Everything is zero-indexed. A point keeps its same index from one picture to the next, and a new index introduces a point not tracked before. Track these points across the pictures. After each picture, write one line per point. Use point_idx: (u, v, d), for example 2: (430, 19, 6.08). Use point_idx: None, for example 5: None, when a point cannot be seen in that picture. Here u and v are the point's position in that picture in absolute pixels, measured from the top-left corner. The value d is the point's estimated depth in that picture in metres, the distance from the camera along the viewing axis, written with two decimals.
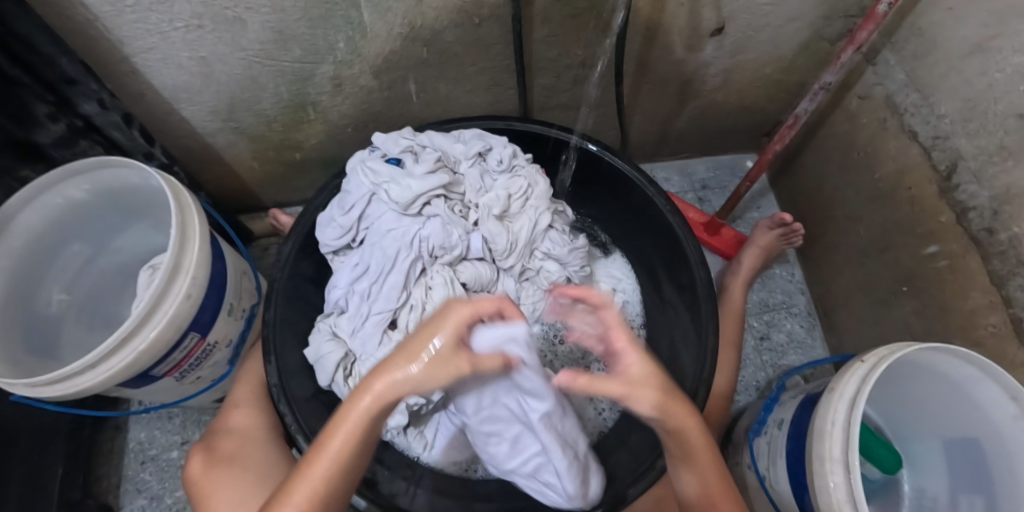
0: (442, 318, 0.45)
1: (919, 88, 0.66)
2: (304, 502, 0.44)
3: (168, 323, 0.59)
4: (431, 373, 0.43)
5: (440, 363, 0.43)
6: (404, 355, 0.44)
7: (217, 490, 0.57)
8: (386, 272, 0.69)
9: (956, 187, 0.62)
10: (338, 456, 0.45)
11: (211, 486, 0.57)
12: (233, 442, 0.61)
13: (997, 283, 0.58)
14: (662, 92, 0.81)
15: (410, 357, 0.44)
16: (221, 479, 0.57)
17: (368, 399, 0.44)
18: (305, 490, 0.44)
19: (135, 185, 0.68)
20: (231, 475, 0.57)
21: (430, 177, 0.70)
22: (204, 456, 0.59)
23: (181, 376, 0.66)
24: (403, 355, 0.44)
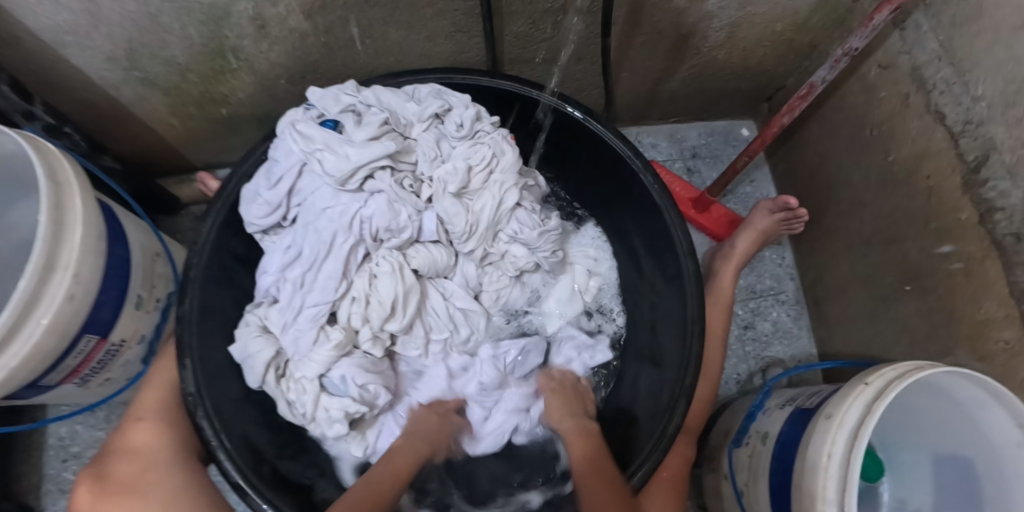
0: (430, 414, 0.61)
1: (955, 61, 0.56)
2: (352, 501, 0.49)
3: (47, 332, 0.47)
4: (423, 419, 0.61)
5: (427, 415, 0.61)
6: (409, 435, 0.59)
7: None
8: (321, 259, 0.59)
9: (986, 182, 0.54)
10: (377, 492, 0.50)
11: None
12: (130, 467, 0.51)
13: (1018, 296, 0.52)
14: (653, 47, 0.69)
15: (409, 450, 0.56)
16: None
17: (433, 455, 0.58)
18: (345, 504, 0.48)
19: (12, 154, 0.55)
20: (123, 509, 0.48)
21: (372, 146, 0.59)
22: (94, 485, 0.50)
23: (82, 381, 0.56)
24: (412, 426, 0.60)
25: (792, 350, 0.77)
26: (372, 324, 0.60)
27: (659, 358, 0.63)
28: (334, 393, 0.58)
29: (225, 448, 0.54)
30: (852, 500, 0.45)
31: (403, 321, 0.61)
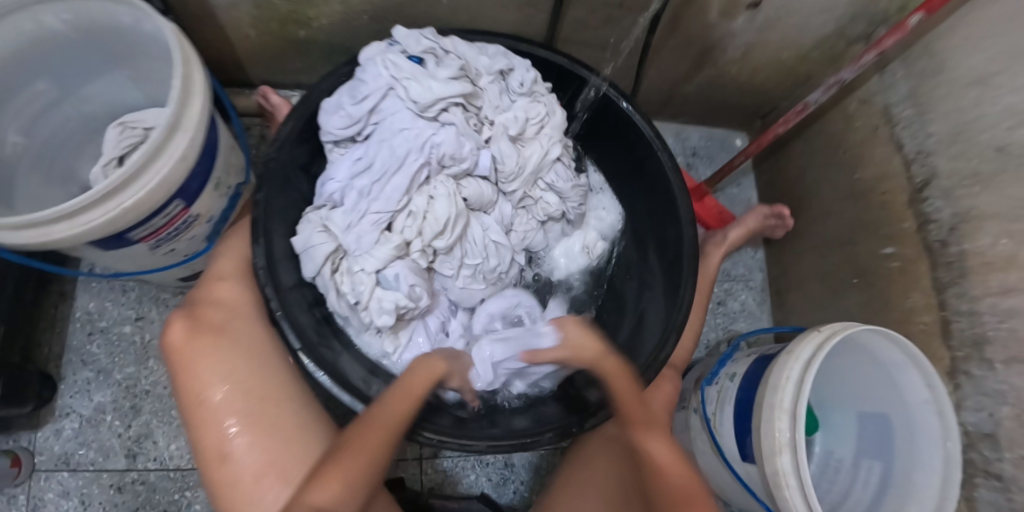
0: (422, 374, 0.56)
1: (917, 103, 0.72)
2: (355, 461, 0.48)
3: (159, 184, 0.53)
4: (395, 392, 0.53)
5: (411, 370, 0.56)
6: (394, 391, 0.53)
7: (202, 363, 0.53)
8: (391, 172, 0.67)
9: (926, 200, 0.70)
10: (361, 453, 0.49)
11: (193, 355, 0.53)
12: (221, 315, 0.56)
13: (938, 288, 0.68)
14: (682, 52, 0.82)
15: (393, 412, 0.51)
16: (211, 352, 0.53)
17: (409, 403, 0.52)
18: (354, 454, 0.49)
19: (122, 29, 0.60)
20: (223, 345, 0.54)
21: (453, 84, 0.67)
22: (186, 323, 0.54)
23: (155, 245, 0.61)
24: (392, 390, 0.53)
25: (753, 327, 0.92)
26: (424, 237, 0.68)
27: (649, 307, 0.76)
28: (386, 287, 0.66)
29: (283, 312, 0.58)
30: (801, 408, 0.58)
31: (450, 240, 0.69)
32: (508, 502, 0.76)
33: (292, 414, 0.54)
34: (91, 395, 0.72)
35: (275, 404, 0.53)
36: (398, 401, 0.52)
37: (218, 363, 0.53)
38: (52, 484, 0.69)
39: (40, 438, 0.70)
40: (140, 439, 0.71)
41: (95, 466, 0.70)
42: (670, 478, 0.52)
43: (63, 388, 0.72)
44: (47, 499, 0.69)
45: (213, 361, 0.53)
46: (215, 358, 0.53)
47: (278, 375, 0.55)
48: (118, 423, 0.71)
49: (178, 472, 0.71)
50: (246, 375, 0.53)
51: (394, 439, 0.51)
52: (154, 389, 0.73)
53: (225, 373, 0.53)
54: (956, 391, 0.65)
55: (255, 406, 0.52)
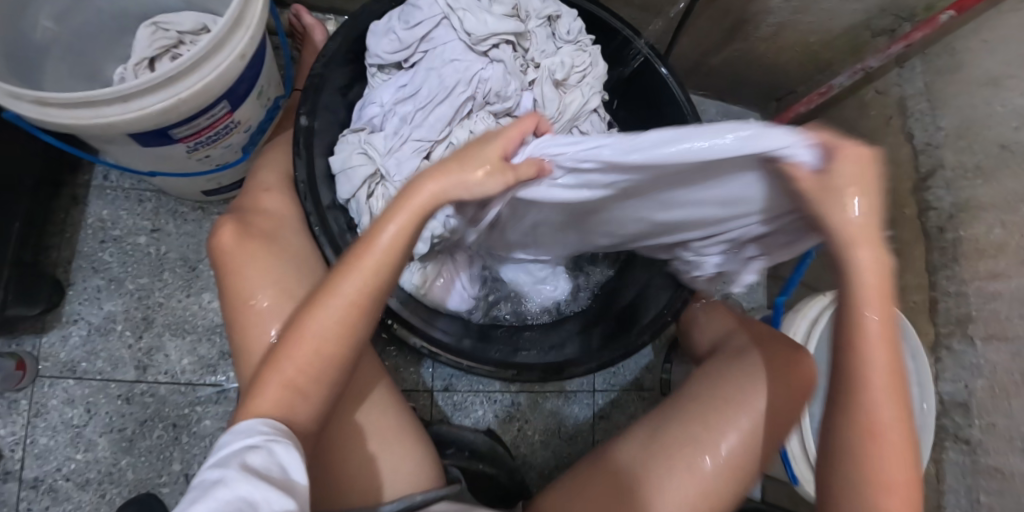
0: (408, 208, 0.43)
1: (931, 98, 0.76)
2: (322, 331, 0.44)
3: (216, 80, 0.51)
4: (401, 222, 0.43)
5: (403, 211, 0.43)
6: (388, 219, 0.44)
7: (248, 268, 0.51)
8: (437, 101, 0.66)
9: (929, 189, 0.75)
10: (340, 311, 0.44)
11: (242, 259, 0.51)
12: (270, 223, 0.55)
13: (930, 269, 0.74)
14: (716, 24, 0.85)
15: (377, 260, 0.44)
16: (257, 256, 0.52)
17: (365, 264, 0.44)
18: (319, 323, 0.44)
19: None
20: (268, 252, 0.52)
21: (507, 21, 0.68)
22: (237, 227, 0.53)
23: (192, 148, 0.58)
24: (388, 216, 0.44)
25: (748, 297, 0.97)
26: None
27: None
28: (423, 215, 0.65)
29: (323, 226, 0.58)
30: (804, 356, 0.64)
31: None
32: (512, 440, 0.79)
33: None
34: (101, 303, 0.70)
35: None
36: (363, 256, 0.44)
37: (268, 268, 0.52)
38: (57, 391, 0.68)
39: (44, 343, 0.69)
40: (150, 352, 0.70)
41: (103, 376, 0.69)
42: (867, 355, 0.45)
43: (72, 294, 0.70)
44: (51, 405, 0.68)
45: (260, 266, 0.52)
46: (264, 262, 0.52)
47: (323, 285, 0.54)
48: (129, 334, 0.70)
49: (189, 387, 0.70)
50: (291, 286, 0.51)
51: (361, 304, 0.44)
52: (168, 301, 0.71)
53: (272, 280, 0.51)
54: (935, 364, 0.72)
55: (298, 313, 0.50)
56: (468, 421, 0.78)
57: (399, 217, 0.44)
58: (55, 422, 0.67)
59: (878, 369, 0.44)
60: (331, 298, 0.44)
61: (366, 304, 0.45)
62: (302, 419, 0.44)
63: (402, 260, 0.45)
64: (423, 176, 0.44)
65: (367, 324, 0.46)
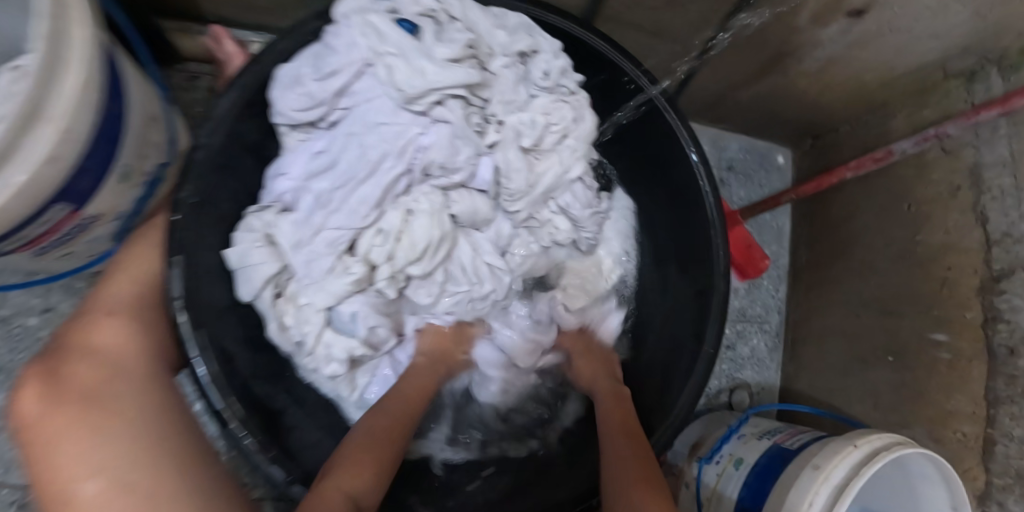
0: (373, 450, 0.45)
1: (1018, 174, 0.57)
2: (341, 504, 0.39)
3: (16, 198, 0.37)
4: (358, 458, 0.44)
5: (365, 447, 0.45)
6: (351, 461, 0.44)
7: (58, 452, 0.38)
8: (357, 180, 0.52)
9: (1001, 293, 0.58)
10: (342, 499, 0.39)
11: (49, 440, 0.39)
12: (95, 378, 0.42)
13: (990, 399, 0.58)
14: (750, 53, 0.67)
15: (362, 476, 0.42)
16: (70, 433, 0.39)
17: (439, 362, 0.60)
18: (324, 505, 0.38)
19: None
20: (92, 423, 0.39)
21: (453, 69, 0.52)
22: (44, 388, 0.41)
23: (38, 253, 0.46)
24: (350, 460, 0.44)
25: (759, 376, 0.83)
26: (394, 262, 0.54)
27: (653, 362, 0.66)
28: (339, 329, 0.56)
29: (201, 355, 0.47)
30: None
31: (428, 267, 0.56)
32: None
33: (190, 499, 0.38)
34: None
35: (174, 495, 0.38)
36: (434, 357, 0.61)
37: (92, 449, 0.38)
38: None
39: None
40: None
41: None
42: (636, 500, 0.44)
43: None
44: None
45: (82, 447, 0.38)
46: (84, 441, 0.39)
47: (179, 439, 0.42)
48: None
49: None
50: (129, 465, 0.38)
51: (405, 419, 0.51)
52: None
53: (99, 461, 0.38)
54: None
55: (141, 502, 0.37)
56: None
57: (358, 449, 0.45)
58: None
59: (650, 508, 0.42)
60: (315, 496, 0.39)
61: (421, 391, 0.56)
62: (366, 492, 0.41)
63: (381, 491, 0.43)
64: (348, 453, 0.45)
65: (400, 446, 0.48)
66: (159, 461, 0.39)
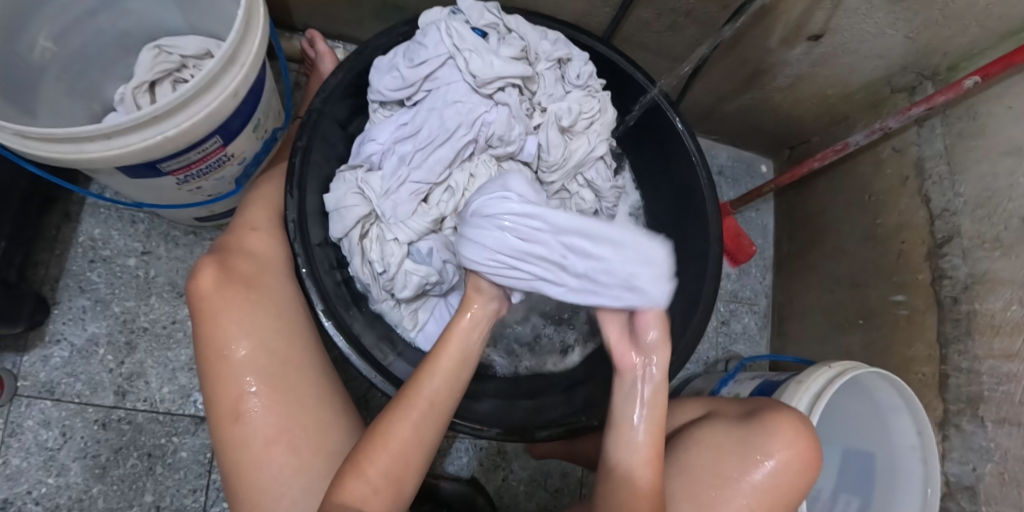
0: (407, 408, 0.47)
1: (951, 162, 0.73)
2: (408, 432, 0.46)
3: (204, 119, 0.52)
4: (418, 425, 0.47)
5: (412, 412, 0.47)
6: (397, 413, 0.47)
7: (224, 318, 0.51)
8: (437, 143, 0.66)
9: (944, 255, 0.72)
10: (422, 412, 0.47)
11: (219, 308, 0.51)
12: (252, 267, 0.55)
13: (942, 342, 0.70)
14: (734, 70, 0.84)
15: (436, 406, 0.48)
16: (237, 304, 0.52)
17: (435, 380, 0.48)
18: (407, 424, 0.47)
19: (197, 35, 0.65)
20: (249, 302, 0.52)
21: (514, 64, 0.66)
22: (219, 270, 0.52)
23: (182, 181, 0.59)
24: (396, 413, 0.47)
25: (751, 350, 0.96)
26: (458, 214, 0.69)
27: (653, 316, 0.79)
28: (415, 261, 0.66)
29: (309, 270, 0.57)
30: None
31: None
32: (496, 489, 0.78)
33: (305, 373, 0.53)
34: (85, 324, 0.69)
35: (296, 371, 0.52)
36: (411, 405, 0.47)
37: (251, 320, 0.51)
38: (32, 412, 0.66)
39: (25, 362, 0.67)
40: (131, 377, 0.69)
41: (81, 399, 0.67)
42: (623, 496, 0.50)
43: (56, 314, 0.68)
44: (26, 425, 0.66)
45: (243, 316, 0.51)
46: (246, 315, 0.52)
47: (303, 335, 0.54)
48: (111, 358, 0.69)
49: (167, 417, 0.69)
50: (272, 339, 0.52)
51: (410, 455, 0.46)
52: (152, 326, 0.71)
53: (250, 329, 0.51)
54: (942, 441, 0.69)
55: (273, 366, 0.51)
56: (452, 468, 0.77)
57: (411, 417, 0.47)
58: (29, 444, 0.65)
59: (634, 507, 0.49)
60: (399, 416, 0.47)
61: (434, 419, 0.48)
62: (420, 444, 0.47)
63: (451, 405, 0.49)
64: (382, 417, 0.47)
65: (422, 456, 0.47)
66: (291, 346, 0.53)
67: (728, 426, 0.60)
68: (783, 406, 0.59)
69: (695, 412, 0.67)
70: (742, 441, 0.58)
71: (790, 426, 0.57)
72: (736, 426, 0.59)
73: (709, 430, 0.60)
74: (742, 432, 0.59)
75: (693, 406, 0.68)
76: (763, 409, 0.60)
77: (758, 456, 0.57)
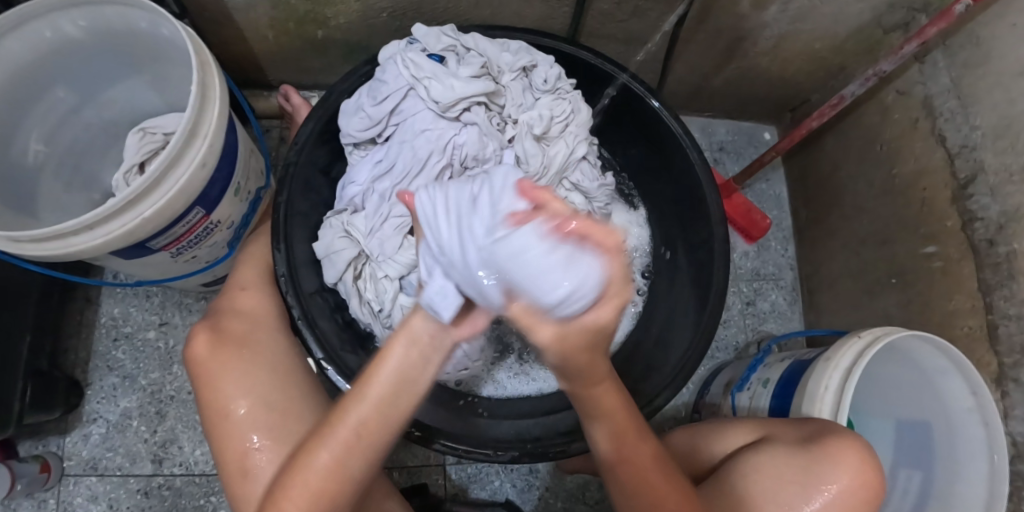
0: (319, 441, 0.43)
1: (961, 95, 0.67)
2: (326, 465, 0.43)
3: (178, 193, 0.54)
4: (340, 457, 0.43)
5: (322, 441, 0.43)
6: (316, 444, 0.43)
7: (223, 379, 0.52)
8: (414, 174, 0.66)
9: (971, 196, 0.66)
10: (343, 444, 0.43)
11: (218, 370, 0.53)
12: (246, 328, 0.56)
13: (985, 290, 0.64)
14: (711, 44, 0.80)
15: (368, 429, 0.43)
16: (233, 366, 0.53)
17: (366, 412, 0.43)
18: (327, 455, 0.43)
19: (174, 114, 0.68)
20: (245, 360, 0.53)
21: (474, 82, 0.66)
22: (211, 335, 0.54)
23: (176, 254, 0.62)
24: (314, 444, 0.43)
25: (783, 327, 0.91)
26: None
27: (671, 310, 0.76)
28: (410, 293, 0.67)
29: (305, 321, 0.58)
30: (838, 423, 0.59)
31: None
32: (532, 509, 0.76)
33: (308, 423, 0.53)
34: (117, 401, 0.72)
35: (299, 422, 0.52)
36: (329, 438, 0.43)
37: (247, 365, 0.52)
38: (80, 488, 0.70)
39: (68, 443, 0.71)
40: (165, 444, 0.72)
41: (122, 472, 0.70)
42: (648, 475, 0.51)
43: (90, 394, 0.72)
44: (76, 503, 0.69)
45: (241, 376, 0.53)
46: (246, 369, 0.53)
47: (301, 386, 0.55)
48: (144, 429, 0.72)
49: (203, 478, 0.71)
50: (273, 394, 0.53)
51: (327, 492, 0.43)
52: (178, 394, 0.73)
53: (249, 386, 0.52)
54: (1003, 399, 0.62)
55: (274, 420, 0.52)
56: (484, 494, 0.76)
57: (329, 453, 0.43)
58: None
59: (659, 488, 0.51)
60: (322, 446, 0.43)
61: (356, 453, 0.43)
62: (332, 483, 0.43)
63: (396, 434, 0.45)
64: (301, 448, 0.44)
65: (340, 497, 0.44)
66: (291, 394, 0.54)
67: (785, 453, 0.55)
68: (848, 432, 0.54)
69: (743, 434, 0.61)
70: (803, 472, 0.53)
71: (857, 458, 0.52)
72: (795, 456, 0.54)
73: (765, 459, 0.55)
74: (803, 465, 0.54)
75: (741, 427, 0.62)
76: (823, 434, 0.54)
77: (820, 486, 0.53)
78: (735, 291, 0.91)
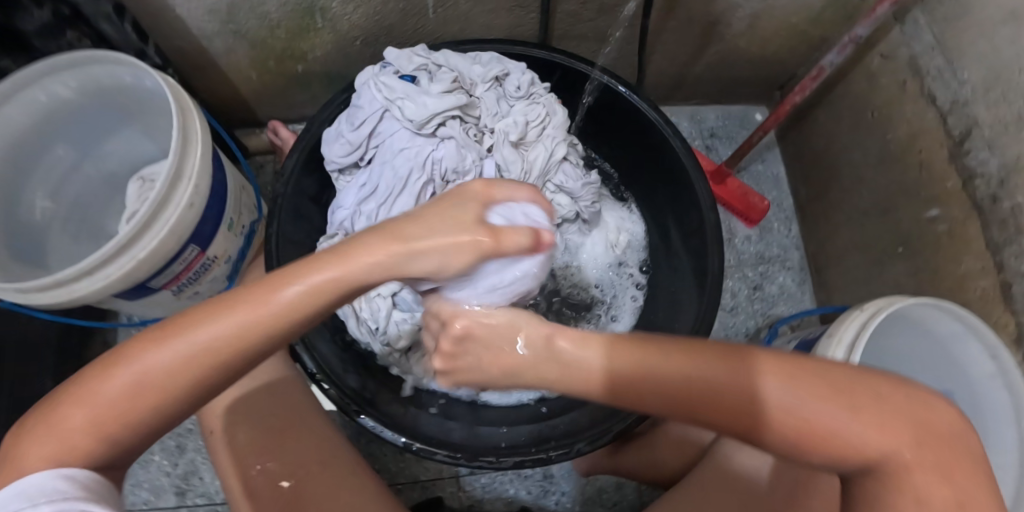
0: (112, 367, 0.36)
1: (945, 51, 0.65)
2: (112, 395, 0.35)
3: (170, 233, 0.57)
4: (128, 394, 0.35)
5: (118, 363, 0.36)
6: (104, 368, 0.36)
7: None
8: (397, 193, 0.67)
9: (968, 153, 0.63)
10: (138, 381, 0.35)
11: None
12: None
13: (993, 248, 0.61)
14: (685, 31, 0.79)
15: (175, 362, 0.35)
16: None
17: (176, 341, 0.35)
18: (116, 384, 0.35)
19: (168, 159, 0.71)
20: None
21: (446, 97, 0.67)
22: None
23: (178, 291, 0.64)
24: (102, 368, 0.36)
25: (795, 309, 0.88)
26: None
27: (669, 302, 0.75)
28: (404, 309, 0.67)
29: (303, 343, 0.60)
30: None
31: None
32: None
33: None
34: None
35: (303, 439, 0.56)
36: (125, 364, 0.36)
37: None
38: None
39: None
40: (187, 476, 0.74)
41: (149, 506, 0.73)
42: (822, 418, 0.36)
43: None
44: None
45: None
46: None
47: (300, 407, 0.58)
48: (166, 463, 0.75)
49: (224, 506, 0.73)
50: None
51: (104, 427, 0.36)
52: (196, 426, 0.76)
53: None
54: None
55: None
56: (499, 503, 0.76)
57: (122, 387, 0.35)
58: None
59: (838, 428, 0.36)
60: (113, 370, 0.36)
61: (150, 389, 0.36)
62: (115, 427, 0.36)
63: (207, 380, 0.36)
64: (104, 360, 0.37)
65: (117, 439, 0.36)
66: None
67: None
68: None
69: None
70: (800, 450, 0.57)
71: None
72: None
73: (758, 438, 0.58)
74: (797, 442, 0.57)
75: None
76: None
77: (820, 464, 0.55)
78: (739, 277, 0.89)
